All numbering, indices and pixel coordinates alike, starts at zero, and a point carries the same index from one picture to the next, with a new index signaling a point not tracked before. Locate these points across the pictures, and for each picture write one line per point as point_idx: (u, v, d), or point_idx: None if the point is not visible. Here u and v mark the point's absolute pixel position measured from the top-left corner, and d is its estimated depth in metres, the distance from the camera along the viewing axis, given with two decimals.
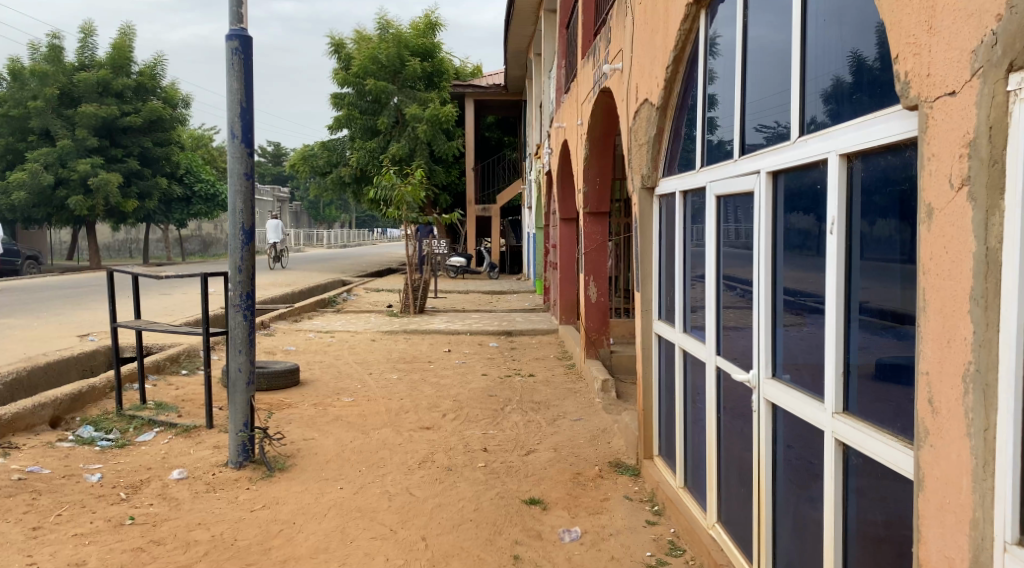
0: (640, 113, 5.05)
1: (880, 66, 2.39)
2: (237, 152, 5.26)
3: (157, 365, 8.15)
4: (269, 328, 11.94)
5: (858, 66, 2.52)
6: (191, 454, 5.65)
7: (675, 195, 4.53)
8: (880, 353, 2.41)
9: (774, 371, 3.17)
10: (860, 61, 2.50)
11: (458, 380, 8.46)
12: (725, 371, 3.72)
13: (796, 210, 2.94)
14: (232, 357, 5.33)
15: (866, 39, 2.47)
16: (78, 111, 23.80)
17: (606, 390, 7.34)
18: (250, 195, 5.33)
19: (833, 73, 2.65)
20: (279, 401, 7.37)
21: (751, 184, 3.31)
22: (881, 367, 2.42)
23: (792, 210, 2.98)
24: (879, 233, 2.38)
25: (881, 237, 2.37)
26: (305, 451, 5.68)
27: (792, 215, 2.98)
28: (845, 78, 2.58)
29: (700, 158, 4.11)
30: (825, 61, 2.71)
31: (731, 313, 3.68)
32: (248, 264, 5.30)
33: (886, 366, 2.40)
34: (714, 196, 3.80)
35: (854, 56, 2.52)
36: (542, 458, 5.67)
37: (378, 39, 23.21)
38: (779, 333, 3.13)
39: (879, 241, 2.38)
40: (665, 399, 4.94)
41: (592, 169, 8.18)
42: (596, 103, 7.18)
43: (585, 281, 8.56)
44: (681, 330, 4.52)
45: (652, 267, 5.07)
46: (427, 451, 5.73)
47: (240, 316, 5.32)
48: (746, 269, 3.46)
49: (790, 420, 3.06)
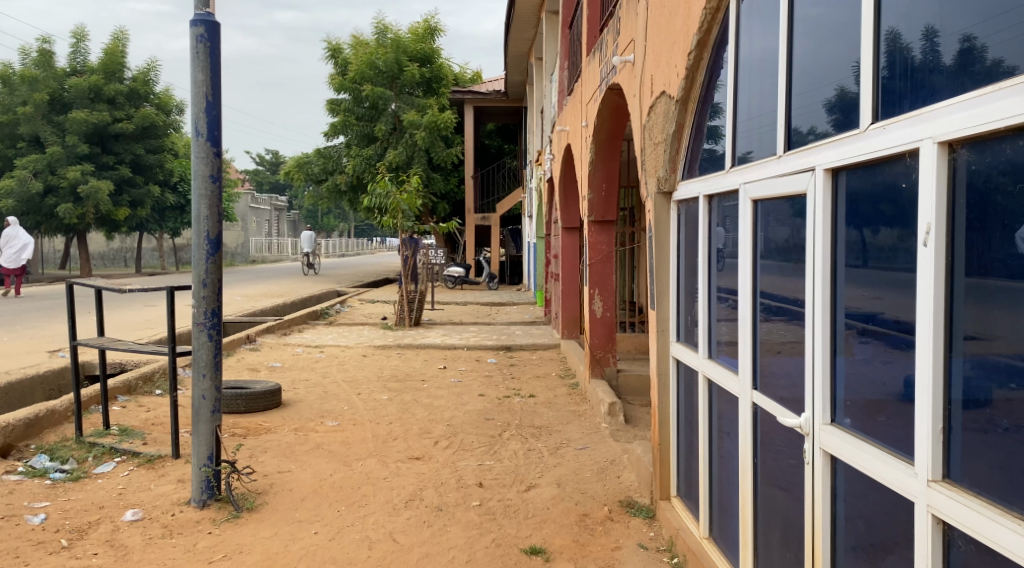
0: (656, 109, 4.47)
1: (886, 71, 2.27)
2: (202, 154, 4.68)
3: (128, 386, 7.59)
4: (255, 343, 11.35)
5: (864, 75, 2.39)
6: (150, 490, 5.04)
7: (699, 199, 3.95)
8: (908, 369, 2.18)
9: (835, 415, 2.58)
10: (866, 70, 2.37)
11: (453, 401, 7.86)
12: (766, 408, 3.14)
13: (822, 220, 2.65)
14: (196, 383, 4.73)
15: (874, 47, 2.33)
16: (69, 117, 23.23)
17: (613, 413, 6.76)
18: (217, 199, 4.74)
19: (837, 83, 2.56)
20: (256, 426, 6.78)
21: (802, 183, 2.72)
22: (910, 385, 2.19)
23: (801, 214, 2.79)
24: (889, 245, 2.25)
25: (883, 247, 2.29)
26: (279, 487, 5.08)
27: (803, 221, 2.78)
28: (851, 89, 2.47)
29: (729, 160, 3.53)
30: (907, 27, 2.17)
31: (771, 339, 3.10)
32: (213, 279, 4.72)
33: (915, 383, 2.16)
34: (750, 199, 3.21)
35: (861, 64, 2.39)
36: (543, 495, 5.07)
37: (376, 44, 22.69)
38: (839, 360, 2.55)
39: (881, 250, 2.31)
40: (685, 431, 4.36)
41: (598, 171, 7.56)
42: (603, 101, 6.62)
43: (589, 295, 7.97)
44: (705, 356, 3.94)
45: (669, 280, 4.49)
46: (416, 488, 5.13)
47: (204, 336, 4.72)
48: (797, 284, 2.84)
49: (855, 477, 2.49)
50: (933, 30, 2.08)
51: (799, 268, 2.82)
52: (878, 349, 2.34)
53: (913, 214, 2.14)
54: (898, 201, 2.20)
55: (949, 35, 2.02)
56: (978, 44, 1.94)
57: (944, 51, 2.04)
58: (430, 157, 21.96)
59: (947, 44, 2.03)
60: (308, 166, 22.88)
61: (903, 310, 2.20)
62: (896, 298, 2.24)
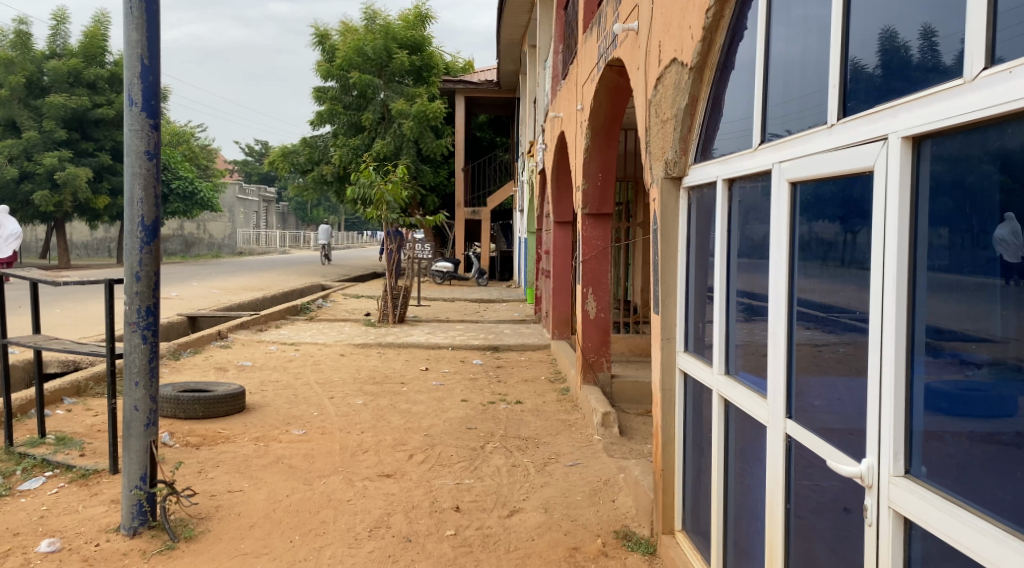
0: (666, 79, 3.81)
1: (878, 70, 2.12)
2: (136, 126, 4.02)
3: (77, 387, 6.97)
4: (226, 339, 10.68)
5: (857, 75, 2.21)
6: (76, 513, 4.39)
7: (716, 182, 3.31)
8: (990, 392, 1.74)
9: (912, 465, 1.97)
10: (860, 74, 2.20)
11: (433, 407, 7.23)
12: (803, 442, 2.51)
13: (828, 217, 2.37)
14: (127, 393, 4.08)
15: (867, 47, 2.17)
16: (46, 101, 22.49)
17: (607, 425, 6.18)
18: (153, 179, 4.09)
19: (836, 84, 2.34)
20: (213, 435, 6.16)
21: (869, 157, 2.09)
22: (976, 409, 1.79)
23: (810, 209, 2.47)
24: (1005, 245, 1.70)
25: (989, 246, 1.73)
26: (226, 511, 4.43)
27: (813, 216, 2.46)
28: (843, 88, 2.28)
29: (758, 132, 2.90)
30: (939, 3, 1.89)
31: (814, 355, 2.47)
32: (148, 272, 4.08)
33: (989, 408, 1.75)
34: (788, 180, 2.59)
35: (853, 66, 2.22)
36: (528, 523, 4.45)
37: (365, 30, 21.99)
38: (915, 372, 1.94)
39: (987, 250, 1.74)
40: (692, 458, 3.75)
41: (595, 159, 6.93)
42: (601, 81, 5.98)
43: (582, 294, 7.32)
44: (720, 372, 3.29)
45: (677, 277, 3.84)
46: (383, 513, 4.50)
47: (137, 337, 4.07)
48: (862, 290, 2.19)
49: (940, 552, 1.89)
50: (931, 29, 1.92)
51: (862, 273, 2.18)
52: (963, 371, 1.81)
53: (996, 203, 1.71)
54: (960, 185, 1.81)
55: (950, 34, 1.86)
56: None
57: (945, 50, 1.87)
58: (419, 148, 21.30)
59: (948, 44, 1.87)
60: (294, 156, 22.19)
61: (1004, 328, 1.71)
62: (962, 310, 1.81)
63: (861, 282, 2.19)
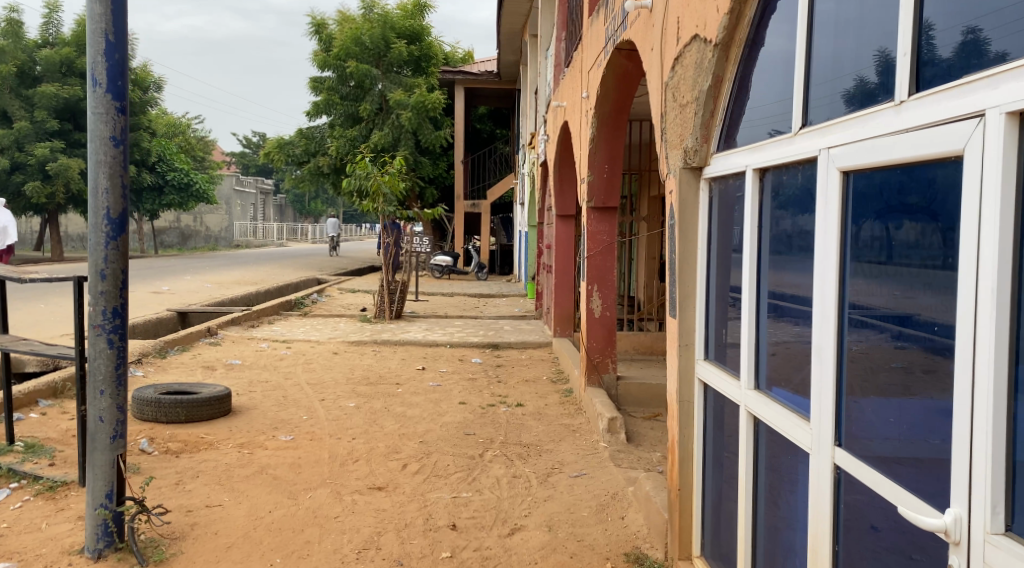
0: (687, 58, 3.42)
1: (876, 79, 2.15)
2: (101, 109, 3.63)
3: (53, 388, 6.61)
4: (215, 337, 10.30)
5: (861, 92, 2.22)
6: (37, 532, 4.03)
7: (747, 170, 2.90)
8: None
9: (1015, 521, 1.68)
10: (862, 87, 2.21)
11: (428, 411, 6.87)
12: (858, 476, 2.17)
13: (894, 210, 2.01)
14: (91, 402, 3.72)
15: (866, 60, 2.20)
16: (37, 91, 22.05)
17: (613, 431, 5.83)
18: (119, 168, 3.72)
19: (855, 73, 2.25)
20: (195, 441, 5.80)
21: (958, 139, 1.78)
22: None
23: (866, 201, 2.13)
24: None
25: None
26: (201, 530, 4.07)
27: (871, 210, 2.11)
28: (870, 78, 2.17)
29: (798, 115, 2.53)
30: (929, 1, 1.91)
31: (875, 366, 2.10)
32: (114, 269, 3.70)
33: None
34: (838, 169, 2.23)
35: (857, 81, 2.23)
36: (531, 542, 4.11)
37: (363, 19, 21.56)
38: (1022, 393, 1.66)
39: None
40: (713, 478, 3.39)
41: (602, 150, 6.56)
42: (609, 65, 5.63)
43: (586, 291, 6.98)
44: (750, 389, 2.90)
45: (697, 275, 3.47)
46: (373, 532, 4.14)
47: (102, 342, 3.70)
48: (943, 299, 1.86)
49: None
50: (928, 24, 1.92)
51: (947, 275, 1.84)
52: None
53: None
54: None
55: (950, 28, 1.85)
56: (983, 36, 1.77)
57: (941, 44, 1.88)
58: (417, 139, 20.92)
59: (943, 38, 1.88)
60: (290, 147, 21.84)
61: None
62: None
63: (945, 288, 1.85)
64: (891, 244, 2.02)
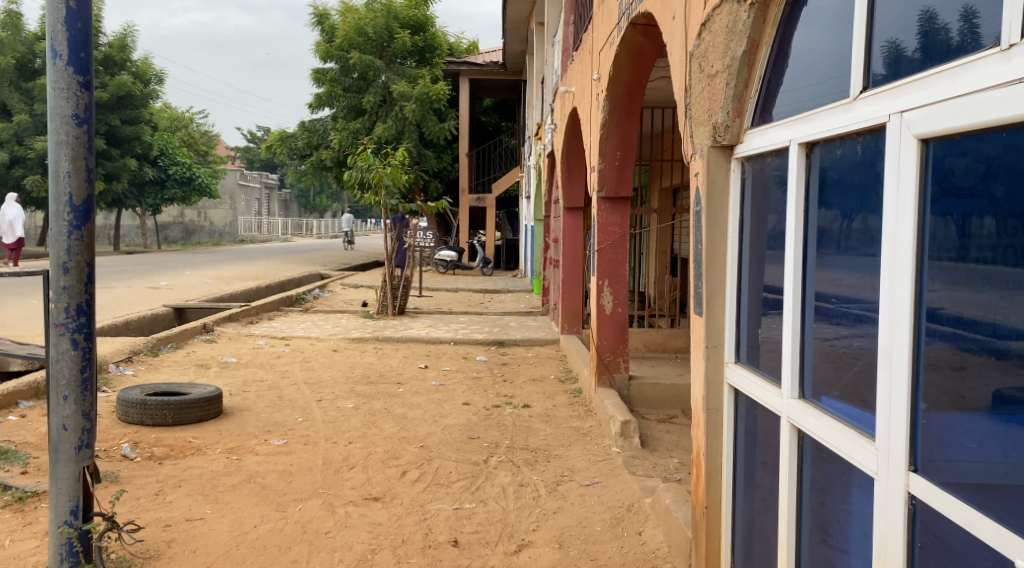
0: (719, 17, 3.01)
1: (883, 71, 2.09)
2: (62, 83, 3.26)
3: (35, 389, 6.28)
4: (211, 333, 9.97)
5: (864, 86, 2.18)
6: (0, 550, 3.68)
7: (791, 144, 2.52)
8: None
9: None
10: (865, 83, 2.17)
11: (430, 412, 6.51)
12: (943, 510, 1.82)
13: (997, 190, 1.68)
14: (55, 408, 3.37)
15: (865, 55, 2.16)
16: (37, 83, 21.77)
17: (627, 435, 5.50)
18: (82, 149, 3.35)
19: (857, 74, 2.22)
20: (181, 446, 5.46)
21: None
22: None
23: (957, 177, 1.79)
24: None
25: None
26: (179, 547, 3.72)
27: (964, 188, 1.76)
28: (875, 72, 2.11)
29: (858, 78, 2.16)
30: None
31: (971, 377, 1.76)
32: (78, 262, 3.34)
33: None
34: (915, 136, 1.87)
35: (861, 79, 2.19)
36: (540, 561, 3.74)
37: (365, 9, 21.16)
38: None
39: None
40: (745, 499, 3.01)
41: (613, 136, 6.17)
42: (623, 43, 5.26)
43: (597, 287, 6.59)
44: (792, 397, 2.52)
45: (729, 265, 3.08)
46: (367, 549, 3.79)
47: (65, 342, 3.34)
48: None
49: None
50: (973, 10, 1.79)
51: None
52: None
53: None
54: None
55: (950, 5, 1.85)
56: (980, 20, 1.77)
57: (986, 31, 1.74)
58: (421, 132, 20.55)
59: (989, 24, 1.74)
60: (292, 140, 21.54)
61: None
62: None
63: None
64: (992, 233, 1.70)
